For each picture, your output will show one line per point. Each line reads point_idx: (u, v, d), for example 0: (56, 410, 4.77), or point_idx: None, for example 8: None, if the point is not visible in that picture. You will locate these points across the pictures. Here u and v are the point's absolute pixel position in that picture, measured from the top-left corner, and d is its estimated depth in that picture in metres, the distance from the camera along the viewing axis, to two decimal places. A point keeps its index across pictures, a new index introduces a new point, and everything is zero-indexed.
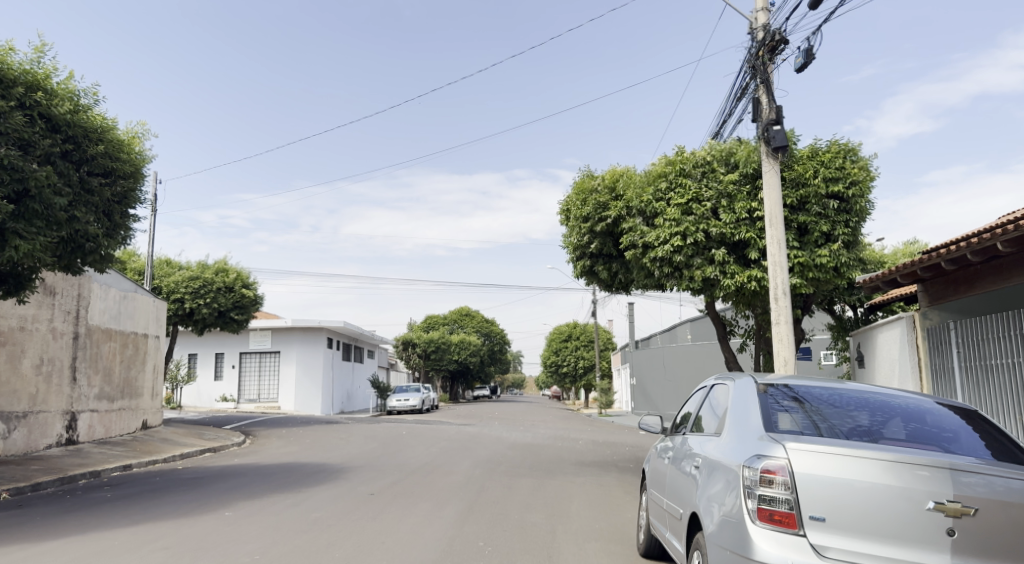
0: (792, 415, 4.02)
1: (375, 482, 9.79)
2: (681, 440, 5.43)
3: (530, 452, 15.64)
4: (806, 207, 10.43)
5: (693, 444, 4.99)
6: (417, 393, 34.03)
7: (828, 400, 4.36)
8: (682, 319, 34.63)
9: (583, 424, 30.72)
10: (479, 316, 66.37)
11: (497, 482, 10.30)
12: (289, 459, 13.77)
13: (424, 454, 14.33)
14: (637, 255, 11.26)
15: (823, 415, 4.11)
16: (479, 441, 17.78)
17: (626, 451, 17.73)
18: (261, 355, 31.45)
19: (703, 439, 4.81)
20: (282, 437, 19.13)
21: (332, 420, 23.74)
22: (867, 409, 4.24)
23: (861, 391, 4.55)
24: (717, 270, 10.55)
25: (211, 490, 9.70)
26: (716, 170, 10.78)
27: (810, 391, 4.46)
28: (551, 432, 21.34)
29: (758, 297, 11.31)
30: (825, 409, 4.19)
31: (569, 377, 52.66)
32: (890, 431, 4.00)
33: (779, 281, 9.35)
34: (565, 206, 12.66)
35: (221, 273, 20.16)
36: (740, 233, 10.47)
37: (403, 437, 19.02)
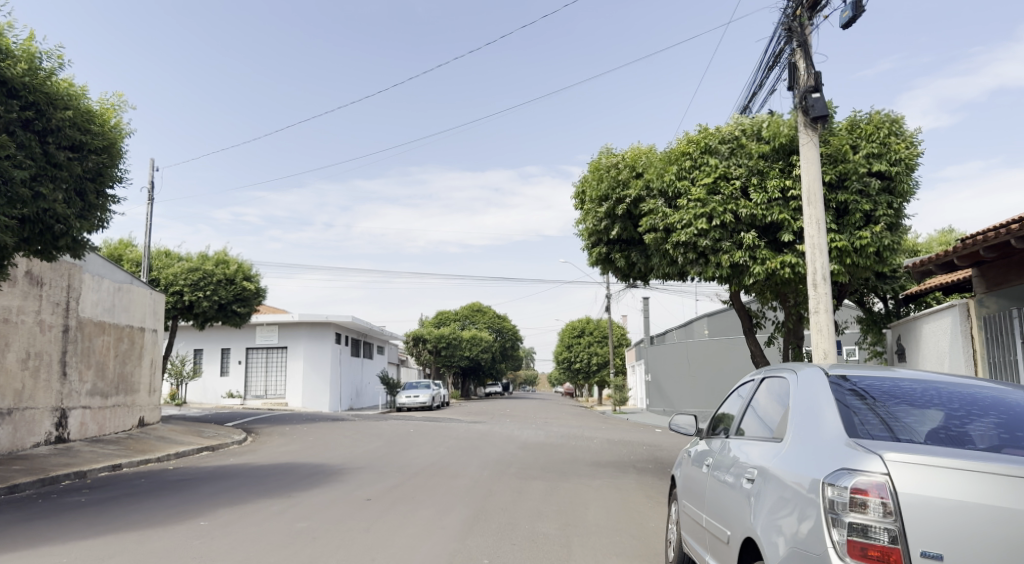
0: (859, 413, 3.08)
1: (373, 485, 8.97)
2: (721, 445, 4.53)
3: (542, 452, 14.77)
4: (846, 185, 9.38)
5: (737, 450, 4.09)
6: (427, 390, 33.27)
7: (904, 395, 3.38)
8: (699, 314, 33.62)
9: (598, 422, 29.79)
10: (491, 312, 65.60)
11: (504, 485, 9.42)
12: (286, 459, 12.99)
13: (429, 454, 13.50)
14: (658, 239, 10.35)
15: (891, 412, 3.16)
16: (489, 440, 16.94)
17: (644, 451, 16.80)
18: (268, 350, 30.80)
19: (752, 445, 3.90)
20: (285, 435, 18.40)
21: (338, 417, 23.03)
22: (949, 404, 3.26)
23: (945, 384, 3.55)
24: (746, 255, 9.59)
25: (194, 493, 8.94)
26: (745, 146, 9.76)
27: (875, 382, 3.50)
28: (565, 431, 20.46)
29: (791, 287, 10.33)
30: (903, 408, 3.21)
31: (582, 373, 51.75)
32: (977, 428, 3.02)
33: (817, 265, 8.37)
34: (581, 188, 11.79)
35: (222, 265, 19.48)
36: (773, 214, 9.44)
37: (409, 435, 18.21)
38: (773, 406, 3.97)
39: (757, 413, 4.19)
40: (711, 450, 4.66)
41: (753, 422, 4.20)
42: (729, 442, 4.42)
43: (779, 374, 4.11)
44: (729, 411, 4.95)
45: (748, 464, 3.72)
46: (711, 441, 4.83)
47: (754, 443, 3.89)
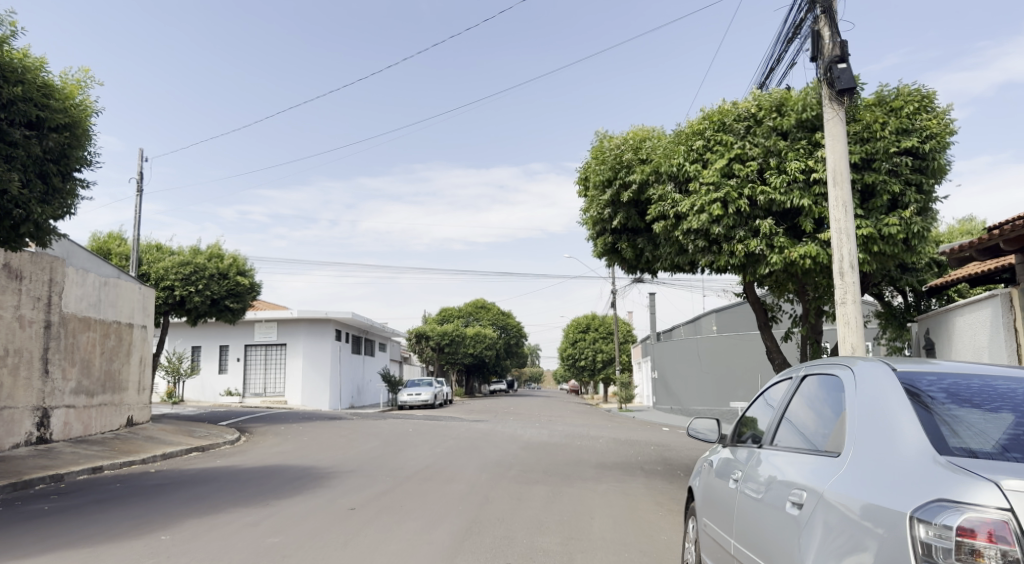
0: (940, 418, 2.35)
1: (360, 492, 8.29)
2: (751, 456, 3.81)
3: (545, 452, 14.08)
4: (873, 165, 8.66)
5: (772, 463, 3.37)
6: (429, 388, 32.64)
7: (995, 391, 2.61)
8: (707, 309, 32.98)
9: (603, 420, 29.07)
10: (495, 308, 64.94)
11: (503, 491, 8.73)
12: (276, 460, 12.35)
13: (426, 455, 12.83)
14: (667, 228, 9.59)
15: (955, 412, 2.42)
16: (489, 440, 16.27)
17: (651, 451, 16.09)
18: (266, 347, 30.20)
19: (791, 457, 3.19)
20: (279, 435, 17.77)
21: (336, 415, 22.40)
22: None
23: None
24: (762, 244, 8.80)
25: (169, 500, 8.30)
26: (762, 124, 9.02)
27: (955, 375, 2.74)
28: (569, 430, 19.78)
29: (810, 278, 9.56)
30: (994, 408, 2.46)
31: (587, 370, 51.00)
32: None
33: (845, 252, 7.63)
34: (584, 174, 11.04)
35: (214, 259, 18.86)
36: (794, 199, 8.65)
37: (407, 435, 17.55)
38: (815, 410, 3.26)
39: (795, 418, 3.48)
40: (738, 461, 3.95)
41: (790, 429, 3.48)
42: (760, 452, 3.71)
43: (820, 371, 3.39)
44: (757, 416, 4.23)
45: (788, 481, 3.01)
46: (736, 451, 4.12)
47: (794, 455, 3.18)
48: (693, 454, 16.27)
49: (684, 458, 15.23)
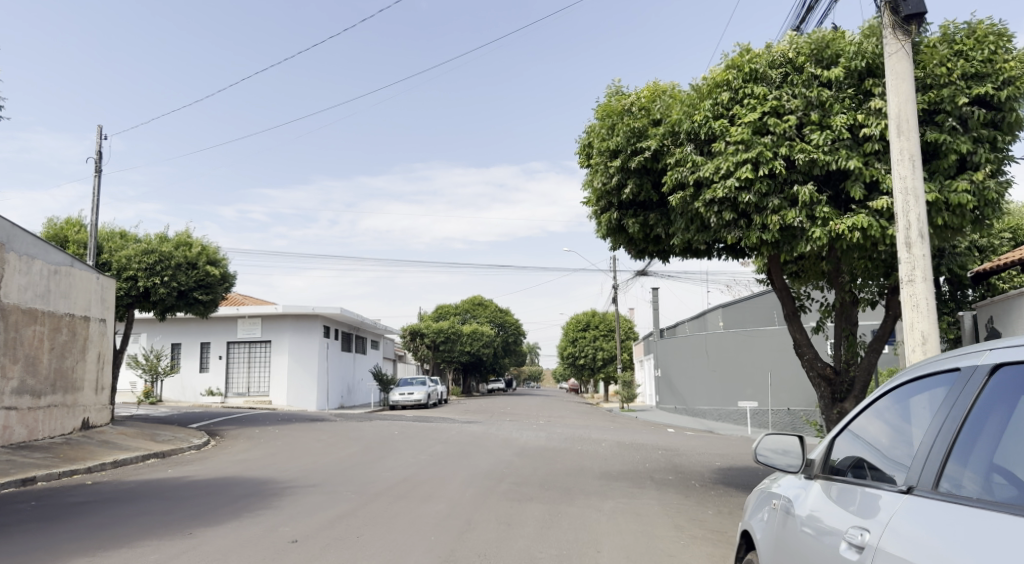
0: None
1: (312, 516, 6.80)
2: (858, 498, 2.38)
3: (542, 459, 12.59)
4: (936, 119, 6.98)
5: (907, 520, 1.88)
6: (422, 387, 31.20)
7: None
8: (713, 304, 31.55)
9: (604, 421, 27.55)
10: (493, 305, 63.38)
11: (490, 513, 7.19)
12: (234, 470, 10.86)
13: (407, 463, 11.33)
14: (686, 199, 8.01)
15: None
16: (481, 444, 14.78)
17: (659, 456, 14.59)
18: (250, 345, 28.65)
19: (947, 513, 1.75)
20: (252, 438, 16.28)
21: (319, 416, 20.90)
22: None
23: None
24: (801, 214, 7.25)
25: (81, 525, 6.79)
26: (801, 72, 7.43)
27: None
28: (570, 432, 18.28)
29: (855, 256, 8.03)
30: None
31: (588, 368, 49.45)
32: None
33: (912, 215, 6.02)
34: (587, 140, 9.42)
35: (182, 247, 17.35)
36: (840, 159, 7.05)
37: (392, 438, 16.07)
38: (983, 422, 1.82)
39: (934, 437, 2.02)
40: (831, 505, 2.51)
41: (938, 464, 1.96)
42: (878, 493, 2.27)
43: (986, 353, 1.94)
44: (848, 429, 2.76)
45: (948, 556, 1.60)
46: (819, 485, 2.67)
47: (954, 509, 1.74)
48: (705, 459, 14.77)
49: (697, 465, 13.72)
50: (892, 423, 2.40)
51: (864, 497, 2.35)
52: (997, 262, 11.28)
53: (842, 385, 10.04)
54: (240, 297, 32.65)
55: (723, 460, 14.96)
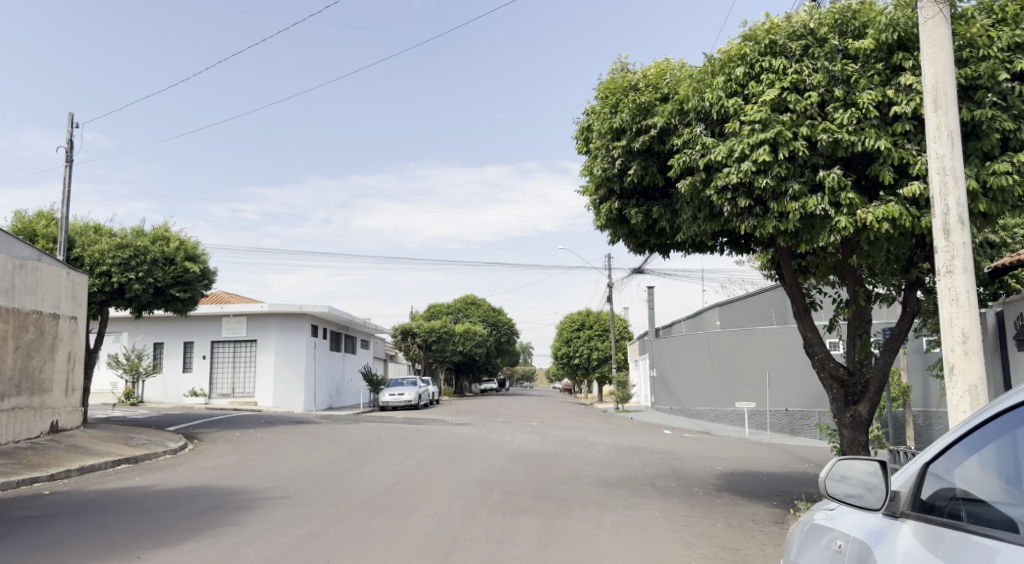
0: None
1: (281, 533, 6.13)
2: (954, 549, 1.76)
3: (535, 465, 11.90)
4: (974, 96, 6.36)
5: None
6: (413, 387, 30.48)
7: None
8: (710, 303, 30.97)
9: (599, 422, 26.91)
10: (486, 305, 62.67)
11: (479, 529, 6.49)
12: (205, 477, 10.12)
13: (393, 469, 10.65)
14: (695, 185, 7.39)
15: None
16: (471, 448, 14.10)
17: (658, 461, 13.94)
18: (235, 344, 27.84)
19: None
20: (232, 442, 15.54)
21: (305, 418, 20.18)
22: None
23: None
24: (823, 201, 6.64)
25: (19, 544, 6.05)
26: (825, 44, 6.81)
27: None
28: (564, 435, 17.61)
29: (877, 247, 7.44)
30: None
31: (582, 368, 48.84)
32: None
33: (951, 198, 5.36)
34: (588, 121, 8.79)
35: (159, 242, 16.58)
36: (867, 140, 6.42)
37: (379, 441, 15.36)
38: None
39: None
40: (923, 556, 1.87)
41: None
42: (998, 546, 1.62)
43: None
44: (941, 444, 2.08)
45: None
46: (909, 527, 2.02)
47: None
48: (706, 464, 14.14)
49: (698, 471, 13.09)
50: (1015, 455, 1.71)
51: (958, 544, 1.76)
52: (1016, 256, 10.69)
53: (855, 386, 9.49)
54: (226, 295, 31.83)
55: (724, 465, 14.34)
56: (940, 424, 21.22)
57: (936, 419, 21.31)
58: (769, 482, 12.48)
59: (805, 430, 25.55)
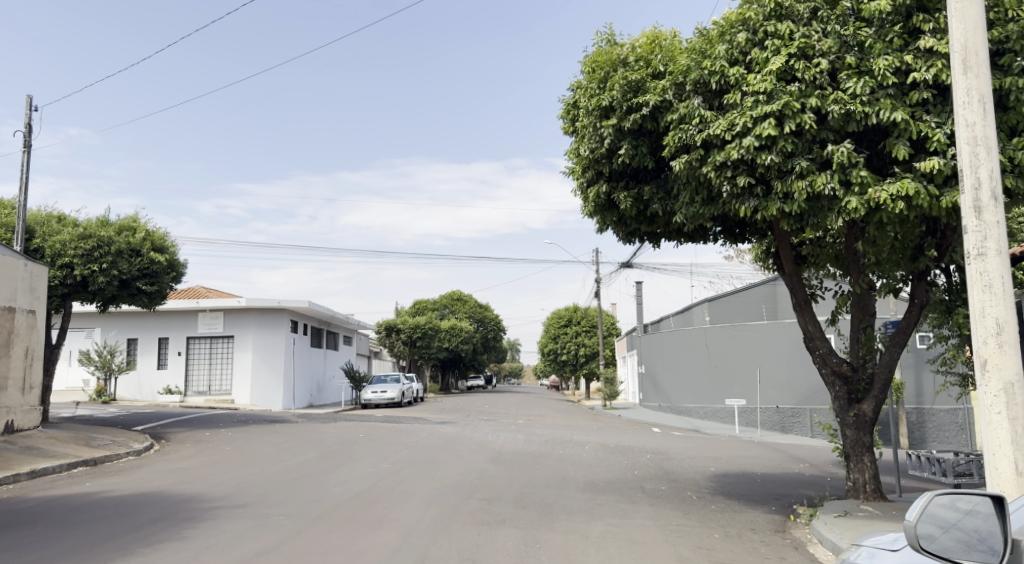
0: None
1: (224, 551, 5.39)
2: None
3: (520, 467, 11.24)
4: (1000, 62, 5.76)
5: None
6: (396, 385, 29.76)
7: None
8: (700, 299, 30.55)
9: (586, 420, 26.29)
10: (472, 300, 61.90)
11: (452, 545, 5.79)
12: (161, 482, 9.36)
13: (363, 473, 9.91)
14: (691, 165, 6.75)
15: None
16: (452, 449, 13.42)
17: (648, 461, 13.30)
18: (212, 340, 26.90)
19: None
20: (200, 442, 14.72)
21: (281, 416, 19.35)
22: None
23: None
24: (834, 179, 6.02)
25: None
26: (835, 6, 6.19)
27: None
28: (551, 434, 16.97)
29: (888, 231, 6.86)
30: None
31: (569, 365, 48.25)
32: None
33: (984, 171, 4.73)
34: (574, 98, 8.10)
35: (125, 232, 15.69)
36: (883, 111, 5.81)
37: (355, 441, 14.60)
38: None
39: None
40: None
41: None
42: None
43: None
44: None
45: None
46: None
47: None
48: (698, 465, 13.54)
49: (690, 472, 12.47)
50: None
51: None
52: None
53: (858, 383, 8.97)
54: (203, 290, 30.85)
55: (716, 466, 13.74)
56: (934, 422, 20.82)
57: (930, 417, 20.90)
58: (764, 484, 11.88)
59: (796, 428, 25.26)
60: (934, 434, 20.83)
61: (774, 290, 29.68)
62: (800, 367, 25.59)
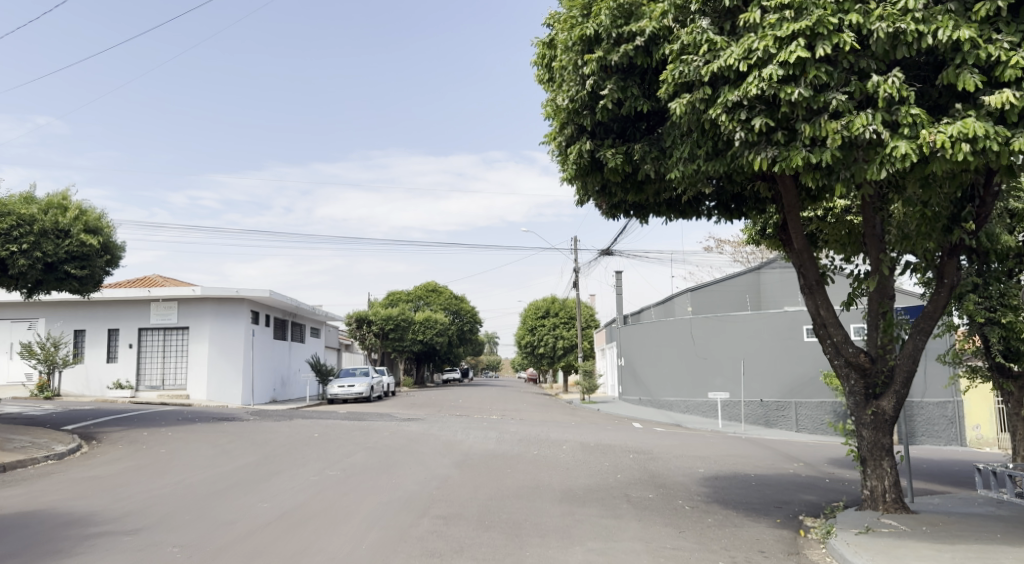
0: None
1: None
2: None
3: (489, 473, 9.90)
4: None
5: None
6: (364, 379, 28.30)
7: None
8: (682, 289, 29.53)
9: (564, 415, 25.06)
10: (448, 292, 60.36)
11: None
12: (59, 496, 7.82)
13: (300, 483, 8.46)
14: (694, 108, 5.51)
15: None
16: (415, 450, 12.03)
17: (631, 463, 12.03)
18: (165, 331, 25.06)
19: None
20: (133, 444, 13.08)
21: (232, 413, 17.76)
22: None
23: None
24: (877, 119, 4.82)
25: None
26: None
27: None
28: (525, 432, 15.66)
29: (932, 191, 5.65)
30: None
31: (546, 358, 47.12)
32: None
33: None
34: (552, 35, 6.84)
35: (54, 211, 13.87)
36: (944, 29, 4.58)
37: (308, 442, 13.11)
38: None
39: None
40: None
41: None
42: None
43: None
44: None
45: None
46: None
47: None
48: (686, 466, 12.34)
49: (678, 476, 11.23)
50: None
51: None
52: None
53: (877, 376, 7.78)
54: (159, 278, 28.91)
55: (705, 467, 12.55)
56: (922, 416, 19.96)
57: (918, 411, 20.02)
58: (760, 490, 10.70)
59: (781, 422, 24.39)
60: (922, 428, 19.96)
61: (758, 279, 28.65)
62: (785, 357, 24.81)
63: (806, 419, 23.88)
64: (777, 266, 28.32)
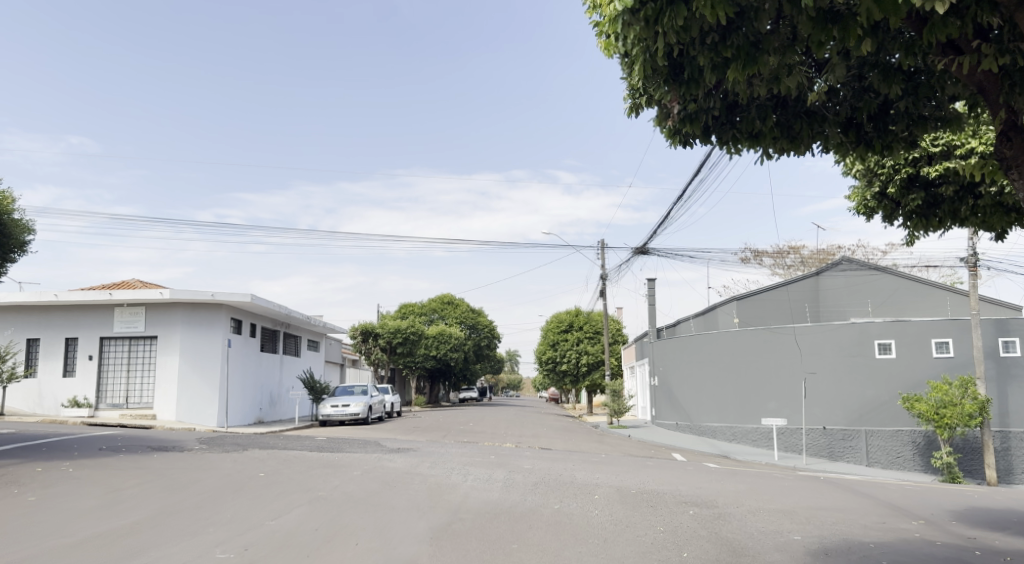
0: None
1: None
2: None
3: (479, 553, 6.18)
4: None
5: None
6: (361, 398, 24.84)
7: None
8: (725, 297, 25.70)
9: (591, 443, 21.22)
10: (465, 305, 56.83)
11: None
12: None
13: None
14: None
15: None
16: (380, 505, 8.30)
17: (694, 528, 8.23)
18: (131, 341, 21.88)
19: None
20: (6, 485, 9.58)
21: (178, 441, 14.26)
22: None
23: None
24: None
25: None
26: None
27: None
28: (541, 472, 11.91)
29: None
30: None
31: (570, 375, 43.29)
32: None
33: None
34: None
35: None
36: None
37: (242, 486, 9.47)
38: None
39: None
40: None
41: None
42: None
43: None
44: None
45: None
46: None
47: None
48: (775, 533, 8.49)
49: (771, 553, 7.39)
50: None
51: None
52: None
53: None
54: (135, 282, 25.82)
55: (799, 533, 8.70)
56: None
57: None
58: None
59: (848, 455, 20.31)
60: None
61: (817, 285, 24.64)
62: (851, 377, 20.89)
63: (879, 452, 19.80)
64: (842, 269, 24.27)
